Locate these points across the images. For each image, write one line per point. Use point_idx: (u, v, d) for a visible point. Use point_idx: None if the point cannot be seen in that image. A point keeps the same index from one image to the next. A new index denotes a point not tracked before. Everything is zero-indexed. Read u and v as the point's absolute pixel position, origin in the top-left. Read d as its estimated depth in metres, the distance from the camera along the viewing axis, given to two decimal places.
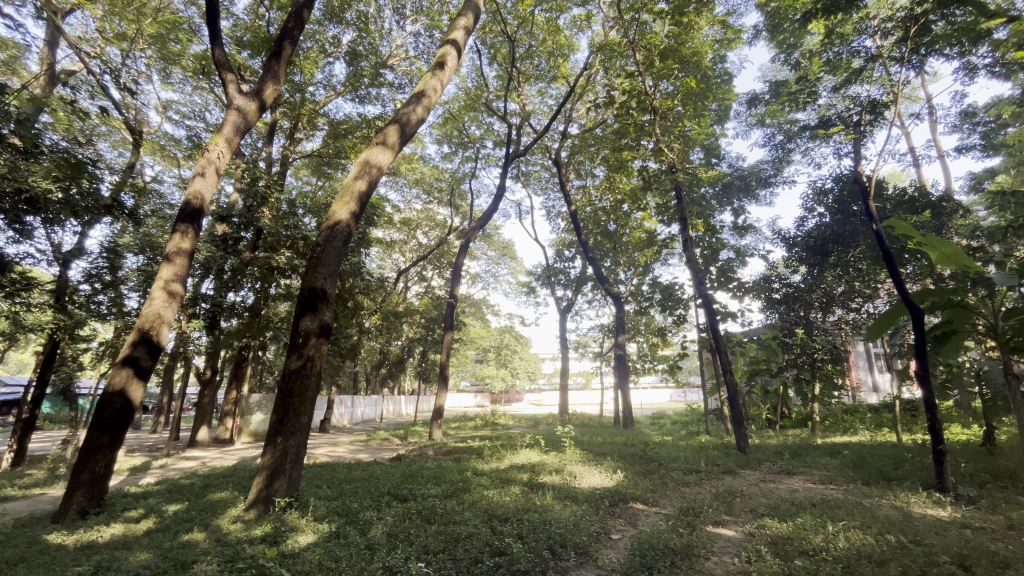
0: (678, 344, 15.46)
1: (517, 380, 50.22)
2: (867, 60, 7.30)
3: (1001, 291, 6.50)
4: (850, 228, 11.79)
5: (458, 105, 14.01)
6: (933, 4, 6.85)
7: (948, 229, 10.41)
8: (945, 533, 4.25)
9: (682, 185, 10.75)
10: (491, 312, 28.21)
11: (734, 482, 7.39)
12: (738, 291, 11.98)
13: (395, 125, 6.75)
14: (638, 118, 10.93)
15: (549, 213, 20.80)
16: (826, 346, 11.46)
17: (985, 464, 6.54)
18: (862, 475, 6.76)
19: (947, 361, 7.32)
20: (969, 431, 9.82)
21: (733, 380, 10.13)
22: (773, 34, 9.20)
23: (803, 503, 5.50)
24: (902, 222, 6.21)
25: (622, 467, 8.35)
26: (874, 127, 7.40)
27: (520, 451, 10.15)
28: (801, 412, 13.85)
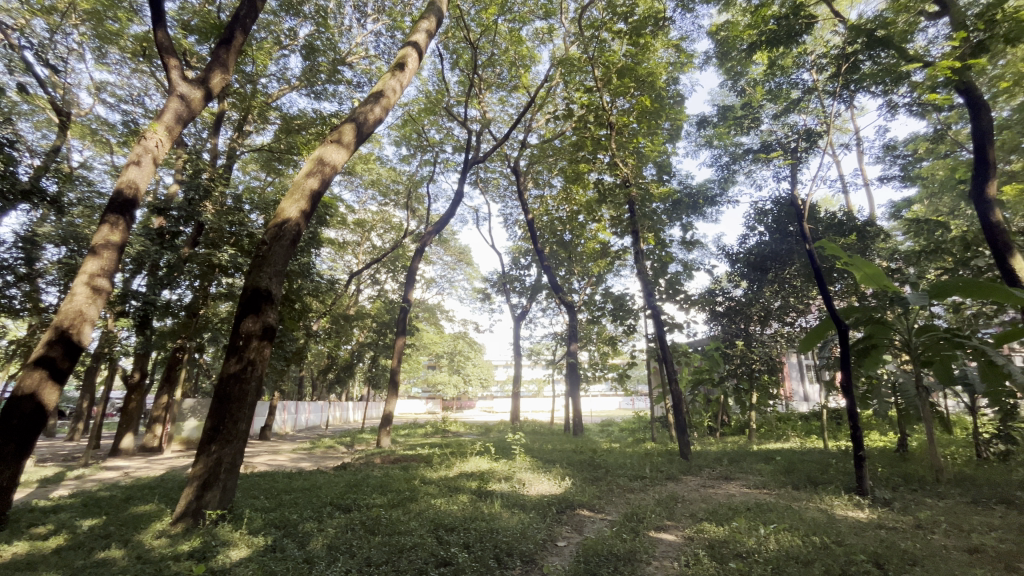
0: (628, 353, 15.92)
1: (469, 388, 49.82)
2: (804, 92, 7.81)
3: (915, 309, 7.12)
4: (787, 247, 12.33)
5: (418, 108, 13.85)
6: (862, 45, 7.47)
7: (872, 252, 11.30)
8: (863, 533, 4.58)
9: (635, 200, 11.22)
10: (445, 317, 27.91)
11: (676, 487, 7.65)
12: (684, 304, 12.46)
13: (352, 124, 6.58)
14: (595, 132, 11.22)
15: (507, 221, 20.90)
16: (764, 358, 12.29)
17: (899, 468, 7.11)
18: (792, 480, 7.17)
19: (868, 373, 7.90)
20: (886, 438, 10.66)
21: (679, 389, 10.49)
22: (722, 61, 9.71)
23: (739, 508, 5.76)
24: (831, 244, 6.71)
25: (570, 474, 8.45)
26: (809, 154, 7.92)
27: (470, 459, 10.07)
28: (739, 420, 14.56)
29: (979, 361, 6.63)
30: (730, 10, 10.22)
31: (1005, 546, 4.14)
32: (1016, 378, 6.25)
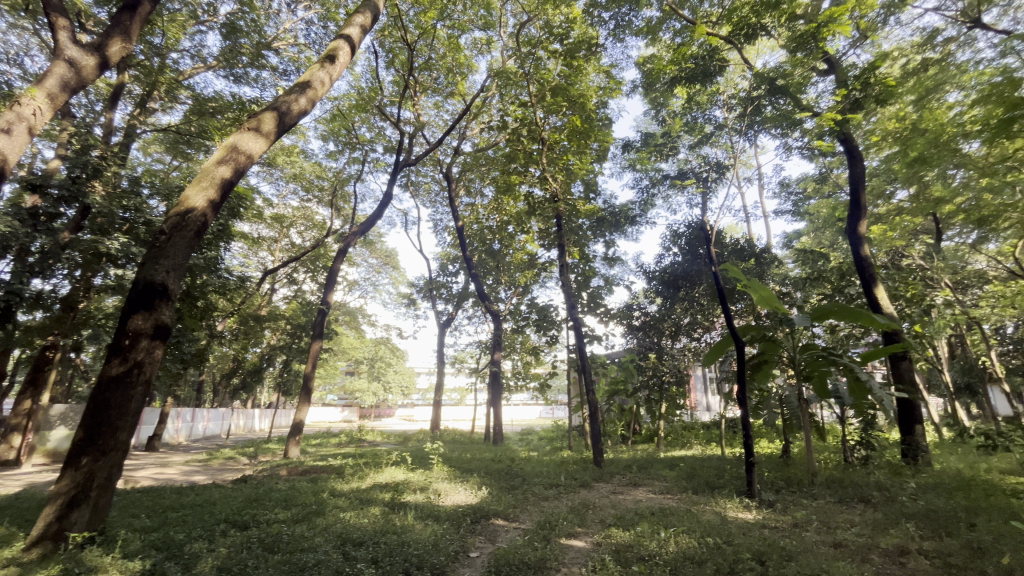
0: (550, 363, 16.28)
1: (389, 395, 48.22)
2: (716, 127, 8.57)
3: (800, 329, 7.96)
4: (696, 268, 13.26)
5: (349, 104, 13.32)
6: (765, 91, 8.35)
7: (768, 276, 12.53)
8: (750, 533, 5.02)
9: (562, 215, 11.62)
10: (366, 322, 26.89)
11: (588, 494, 7.92)
12: (604, 317, 13.00)
13: (273, 112, 6.19)
14: (527, 145, 11.51)
15: (436, 226, 20.67)
16: (672, 370, 12.94)
17: (782, 473, 7.89)
18: (692, 485, 7.70)
19: (759, 387, 8.69)
20: (773, 446, 11.82)
21: (596, 399, 10.90)
22: (647, 92, 10.34)
23: (645, 513, 6.07)
24: (733, 267, 7.36)
25: (487, 484, 8.43)
26: (718, 185, 8.65)
27: (385, 470, 9.70)
28: (649, 429, 15.41)
29: (848, 377, 7.54)
30: (656, 45, 10.97)
31: (861, 540, 4.73)
32: (875, 393, 7.17)
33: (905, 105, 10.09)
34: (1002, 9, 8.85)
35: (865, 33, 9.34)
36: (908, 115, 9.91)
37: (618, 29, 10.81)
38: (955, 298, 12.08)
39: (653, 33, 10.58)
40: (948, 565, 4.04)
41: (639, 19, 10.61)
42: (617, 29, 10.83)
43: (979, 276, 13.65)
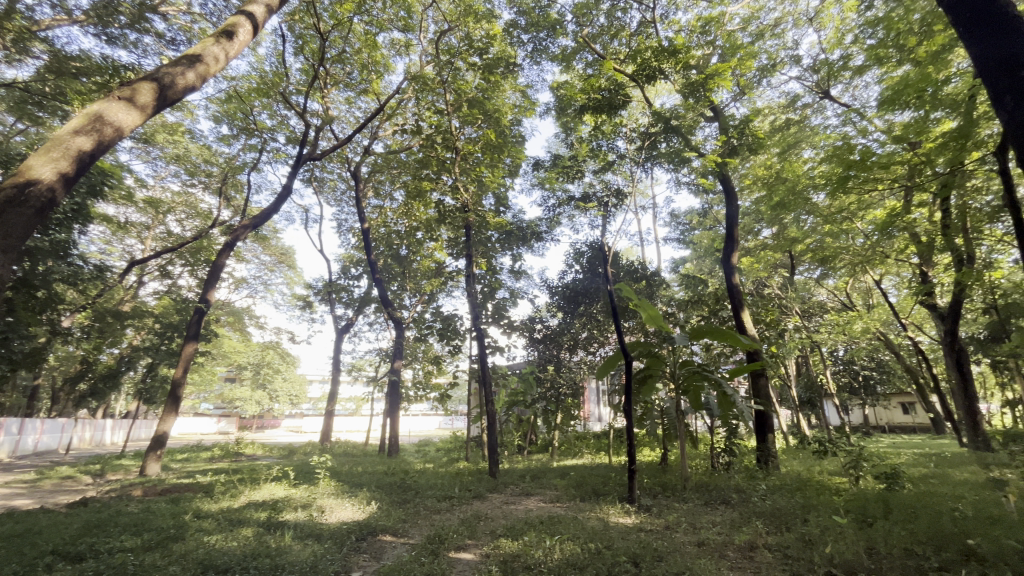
0: (451, 373, 16.15)
1: (275, 405, 44.40)
2: (617, 157, 9.28)
3: (680, 347, 8.73)
4: (595, 285, 14.34)
5: (248, 86, 12.26)
6: (661, 129, 9.17)
7: (656, 297, 13.63)
8: (628, 536, 5.36)
9: (471, 225, 11.73)
10: (254, 324, 24.66)
11: (481, 505, 7.93)
12: (507, 328, 13.24)
13: (152, 83, 5.49)
14: (441, 153, 11.41)
15: (340, 227, 19.65)
16: (569, 382, 13.77)
17: (659, 479, 8.55)
18: (580, 493, 8.07)
19: (644, 399, 9.37)
20: (654, 454, 12.85)
21: (495, 410, 11.00)
22: (560, 116, 10.84)
23: (534, 522, 6.22)
24: (627, 286, 7.90)
25: (377, 498, 8.07)
26: (617, 210, 9.27)
27: (263, 486, 8.88)
28: (545, 439, 15.89)
29: (717, 391, 8.39)
30: (569, 73, 11.58)
31: (720, 538, 5.27)
32: (738, 406, 8.08)
33: (771, 156, 11.69)
34: (844, 86, 10.69)
35: (743, 90, 10.72)
36: (773, 165, 11.47)
37: (535, 52, 11.25)
38: (802, 324, 14.11)
39: (567, 61, 11.16)
40: (786, 557, 4.65)
41: (554, 46, 11.14)
42: (534, 52, 11.27)
43: (820, 306, 16.13)
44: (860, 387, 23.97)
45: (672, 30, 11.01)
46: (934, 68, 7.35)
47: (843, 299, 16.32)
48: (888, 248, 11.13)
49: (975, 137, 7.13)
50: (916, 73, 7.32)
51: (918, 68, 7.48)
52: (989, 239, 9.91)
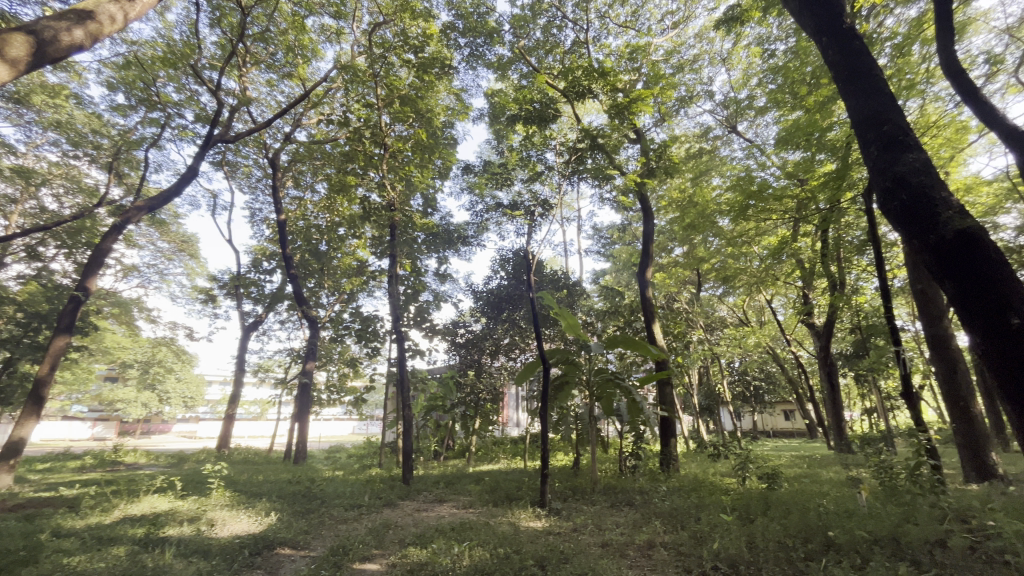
0: (368, 376, 15.56)
1: (165, 408, 40.10)
2: (546, 168, 9.52)
3: (596, 356, 9.07)
4: (518, 292, 14.66)
5: (152, 54, 11.05)
6: (587, 145, 9.54)
7: (576, 306, 14.14)
8: (537, 540, 5.46)
9: (397, 224, 11.44)
10: (144, 317, 22.10)
11: (391, 513, 7.70)
12: (429, 332, 12.99)
13: (27, 36, 4.73)
14: (368, 148, 10.98)
15: (253, 216, 18.26)
16: (488, 387, 13.78)
17: (570, 483, 8.82)
18: (493, 498, 8.10)
19: (559, 405, 9.62)
20: (566, 458, 13.26)
21: (411, 415, 10.75)
22: (493, 123, 10.93)
23: (444, 529, 6.15)
24: (548, 295, 8.11)
25: (277, 509, 7.53)
26: (543, 220, 9.50)
27: (143, 499, 7.95)
28: (462, 444, 15.78)
29: (628, 398, 8.82)
30: (504, 81, 11.70)
31: (622, 538, 5.54)
32: (645, 412, 8.56)
33: (686, 180, 12.61)
34: (748, 124, 11.82)
35: (664, 116, 11.49)
36: (686, 189, 12.38)
37: (471, 57, 11.25)
38: (705, 337, 15.29)
39: (502, 70, 11.29)
40: (679, 553, 4.99)
41: (490, 53, 11.24)
42: (470, 57, 11.27)
43: (720, 321, 17.60)
44: (752, 396, 26.46)
45: (603, 53, 11.56)
46: (821, 116, 8.35)
47: (740, 315, 17.95)
48: (778, 272, 12.42)
49: (850, 179, 8.20)
50: (806, 119, 8.31)
51: (808, 113, 8.47)
52: (856, 267, 11.42)
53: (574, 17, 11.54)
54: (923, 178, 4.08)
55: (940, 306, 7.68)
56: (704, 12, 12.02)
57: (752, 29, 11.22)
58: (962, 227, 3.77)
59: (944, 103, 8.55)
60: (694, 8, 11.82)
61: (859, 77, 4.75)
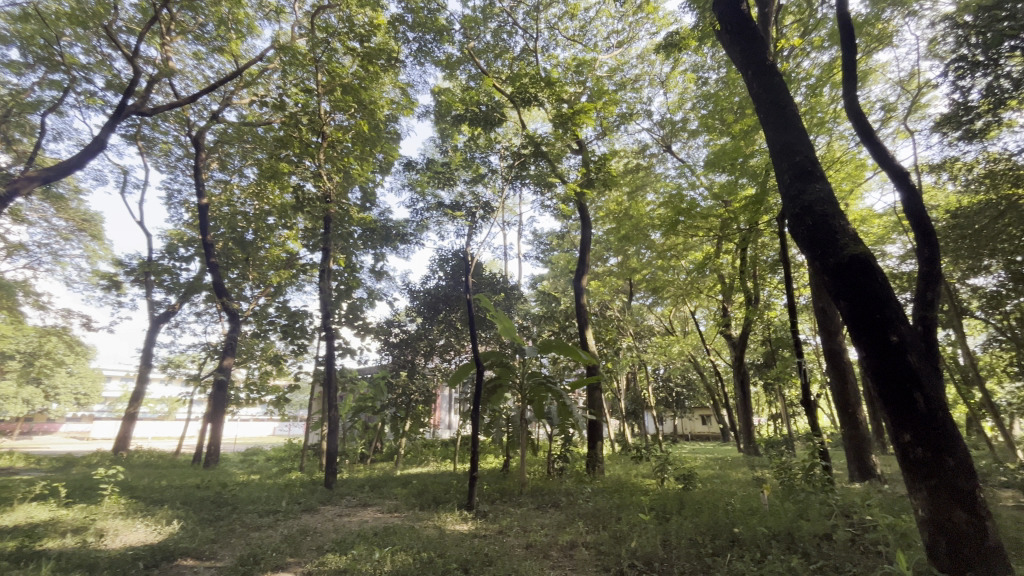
0: (293, 374, 14.74)
1: (52, 405, 35.85)
2: (489, 171, 9.50)
3: (530, 360, 9.17)
4: (456, 293, 14.43)
5: (56, 8, 9.86)
6: (531, 152, 9.65)
7: (513, 309, 14.28)
8: (461, 543, 5.42)
9: (332, 217, 11.02)
10: (31, 302, 19.61)
11: (310, 519, 7.33)
12: (361, 330, 12.50)
13: None
14: (305, 135, 10.44)
15: (170, 198, 16.78)
16: (421, 388, 13.51)
17: (498, 485, 8.85)
18: (420, 502, 7.95)
19: (491, 407, 9.62)
20: (496, 460, 13.30)
21: (337, 416, 10.34)
22: (438, 122, 10.80)
23: (367, 534, 5.95)
24: (486, 297, 8.11)
25: (181, 516, 6.93)
26: (484, 223, 9.49)
27: (18, 508, 7.03)
28: (390, 446, 15.36)
29: (559, 402, 8.98)
30: (452, 81, 11.60)
31: (546, 539, 5.65)
32: (574, 416, 8.78)
33: (622, 194, 13.13)
34: (681, 144, 12.52)
35: (605, 130, 11.92)
36: (623, 202, 12.90)
37: (419, 52, 11.03)
38: (634, 344, 15.97)
39: (450, 69, 11.19)
40: (599, 552, 5.16)
41: (439, 51, 11.10)
42: (418, 52, 11.05)
43: (648, 330, 18.48)
44: (673, 401, 28.01)
45: (550, 63, 11.80)
46: (745, 143, 9.02)
47: (666, 325, 18.95)
48: (702, 286, 13.24)
49: (767, 204, 8.94)
50: (732, 144, 8.96)
51: (734, 140, 9.13)
52: (769, 284, 12.46)
53: (524, 25, 11.69)
54: (827, 207, 4.53)
55: (836, 322, 8.56)
56: (646, 35, 12.62)
57: (689, 57, 11.93)
58: (856, 252, 4.23)
59: (847, 142, 9.56)
60: (638, 30, 12.37)
61: (778, 109, 5.17)
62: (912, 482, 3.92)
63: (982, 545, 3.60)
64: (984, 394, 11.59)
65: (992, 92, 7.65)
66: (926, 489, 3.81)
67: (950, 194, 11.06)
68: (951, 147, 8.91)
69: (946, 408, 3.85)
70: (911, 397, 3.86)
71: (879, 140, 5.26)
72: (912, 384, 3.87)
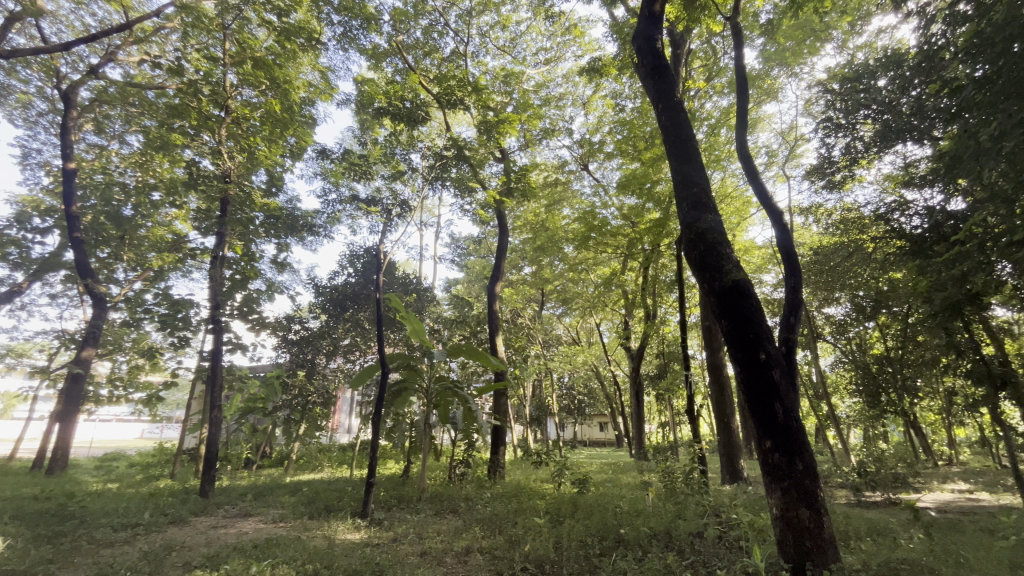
0: (170, 370, 13.17)
1: None
2: (410, 169, 9.27)
3: (439, 364, 9.05)
4: (365, 291, 13.99)
5: None
6: (454, 155, 9.59)
7: (425, 311, 14.06)
8: (352, 553, 5.17)
9: (230, 199, 10.08)
10: None
11: (177, 533, 6.56)
12: (256, 325, 11.51)
13: None
14: (205, 106, 9.46)
15: (25, 158, 14.25)
16: (319, 390, 12.73)
17: (396, 492, 8.59)
18: (309, 510, 7.48)
19: (395, 411, 9.30)
20: (396, 466, 12.91)
21: (220, 418, 9.41)
22: (359, 113, 10.35)
23: (245, 547, 5.46)
24: (397, 297, 7.87)
25: (9, 533, 5.86)
26: (400, 222, 9.25)
27: None
28: (281, 451, 14.28)
29: (464, 407, 8.95)
30: (377, 72, 11.19)
31: (442, 545, 5.59)
32: (479, 420, 8.81)
33: (541, 206, 13.50)
34: (597, 165, 13.21)
35: (527, 142, 12.21)
36: (540, 214, 13.29)
37: (344, 37, 10.49)
38: (542, 352, 16.45)
39: (375, 60, 10.76)
40: (494, 557, 5.20)
41: (365, 40, 10.68)
42: (343, 37, 10.53)
43: (556, 338, 19.12)
44: (575, 409, 29.21)
45: (479, 70, 11.88)
46: (652, 170, 9.73)
47: (573, 335, 19.76)
48: (607, 300, 14.01)
49: (668, 228, 9.72)
50: (641, 170, 9.65)
51: (644, 166, 9.81)
52: (666, 302, 13.51)
53: (455, 27, 11.63)
54: (716, 236, 5.03)
55: (719, 340, 9.50)
56: (572, 57, 13.19)
57: (609, 84, 12.66)
58: (736, 279, 4.74)
59: (737, 180, 10.75)
60: (565, 51, 12.90)
61: (681, 144, 5.66)
62: (770, 483, 4.45)
63: (820, 537, 4.18)
64: (829, 407, 13.55)
65: (849, 151, 9.22)
66: (780, 490, 4.34)
67: (814, 233, 12.83)
68: (817, 194, 10.38)
69: (799, 419, 4.43)
70: (772, 408, 4.39)
71: (761, 181, 5.94)
72: (774, 397, 4.41)
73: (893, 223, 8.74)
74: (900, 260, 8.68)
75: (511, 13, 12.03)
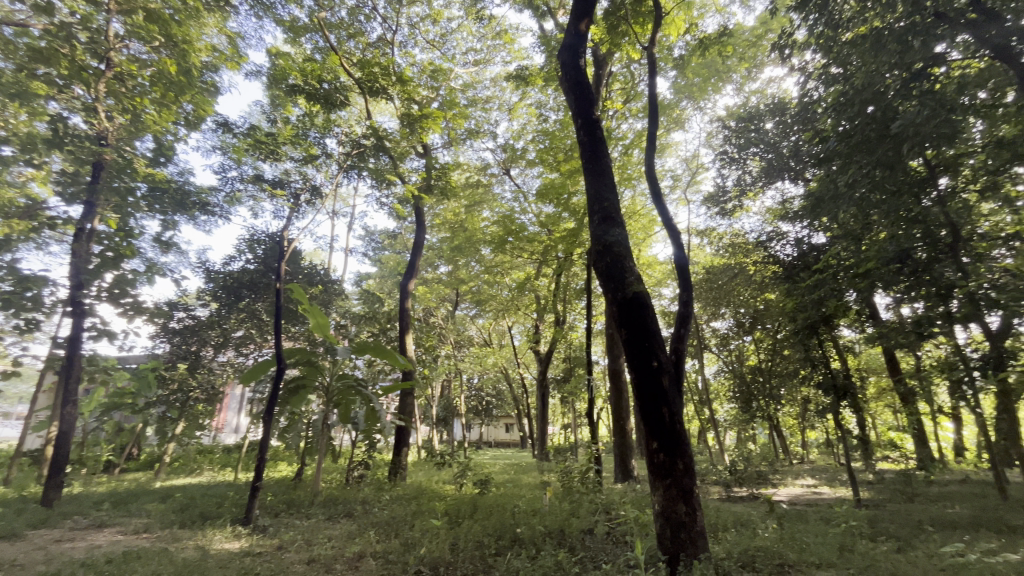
0: (10, 358, 11.13)
1: None
2: (324, 154, 8.75)
3: (342, 360, 8.60)
4: (264, 280, 12.94)
5: None
6: (373, 144, 9.20)
7: (330, 305, 13.33)
8: (228, 565, 4.74)
9: (104, 164, 9.11)
10: None
11: (7, 550, 5.56)
12: (130, 310, 10.18)
13: None
14: (79, 56, 8.18)
15: None
16: (203, 385, 11.51)
17: (285, 497, 8.01)
18: (181, 519, 6.74)
19: (291, 409, 8.68)
20: (287, 469, 12.06)
21: (74, 416, 8.11)
22: (270, 87, 9.58)
23: (97, 563, 4.78)
24: (300, 289, 7.32)
25: None
26: (309, 209, 8.69)
27: None
28: (151, 453, 12.73)
29: (368, 407, 8.58)
30: (294, 47, 10.43)
31: (332, 552, 5.32)
32: (382, 421, 8.52)
33: (461, 206, 13.42)
34: (519, 171, 13.43)
35: (451, 141, 12.08)
36: (459, 213, 13.20)
37: (258, 4, 9.65)
38: (452, 352, 16.33)
39: (293, 33, 10.01)
40: (387, 562, 5.06)
41: (283, 10, 9.92)
42: (257, 4, 9.68)
43: (468, 339, 19.10)
44: (482, 411, 29.31)
45: (406, 61, 11.56)
46: (570, 181, 10.11)
47: (485, 336, 19.87)
48: (520, 304, 14.26)
49: (581, 238, 10.15)
50: (559, 181, 9.98)
51: (562, 177, 10.16)
52: (575, 309, 14.09)
53: (384, 14, 11.23)
54: (622, 250, 5.36)
55: (620, 346, 10.10)
56: (501, 62, 13.32)
57: (535, 94, 12.95)
58: (636, 291, 5.09)
59: (645, 199, 11.51)
60: (494, 54, 13.00)
61: (595, 159, 5.94)
62: (654, 481, 4.81)
63: (692, 529, 4.59)
64: (710, 412, 14.98)
65: (740, 183, 10.32)
66: (662, 487, 4.71)
67: (707, 254, 14.11)
68: (712, 219, 11.44)
69: (682, 421, 4.84)
70: (660, 412, 4.77)
71: (664, 203, 6.41)
72: (662, 402, 4.79)
73: (770, 250, 9.90)
74: (774, 284, 9.84)
75: (443, 8, 11.87)
